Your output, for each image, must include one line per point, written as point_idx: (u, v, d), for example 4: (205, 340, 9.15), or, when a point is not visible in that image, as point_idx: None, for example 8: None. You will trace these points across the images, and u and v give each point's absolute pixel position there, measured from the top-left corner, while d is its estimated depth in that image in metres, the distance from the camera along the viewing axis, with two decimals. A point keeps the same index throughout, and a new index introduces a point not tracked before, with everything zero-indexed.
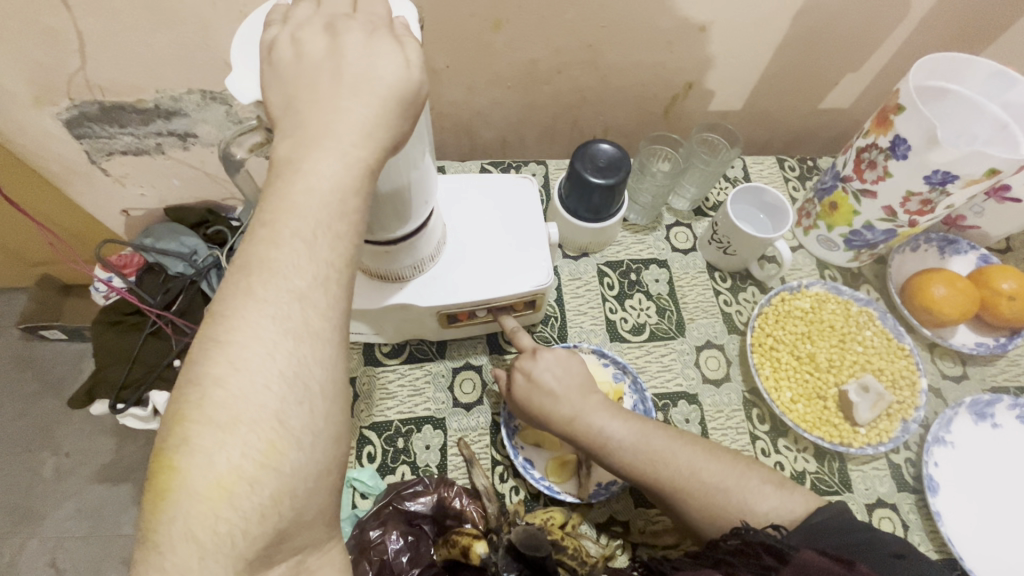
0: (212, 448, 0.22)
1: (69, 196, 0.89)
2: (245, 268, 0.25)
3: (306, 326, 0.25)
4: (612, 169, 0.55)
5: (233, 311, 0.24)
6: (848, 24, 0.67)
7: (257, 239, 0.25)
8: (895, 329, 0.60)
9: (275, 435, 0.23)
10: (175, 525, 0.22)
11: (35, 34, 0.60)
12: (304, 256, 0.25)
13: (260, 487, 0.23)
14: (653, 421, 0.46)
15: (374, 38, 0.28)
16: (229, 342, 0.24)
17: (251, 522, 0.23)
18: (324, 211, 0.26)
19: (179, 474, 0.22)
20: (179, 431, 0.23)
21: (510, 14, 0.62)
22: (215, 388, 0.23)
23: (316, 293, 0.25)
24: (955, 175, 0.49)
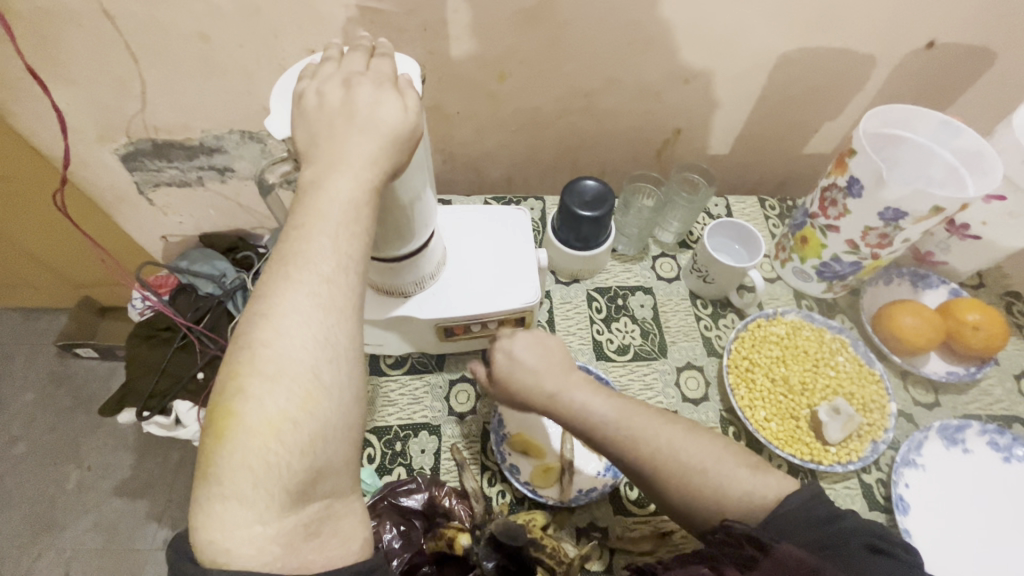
0: (263, 395, 0.32)
1: (117, 223, 0.99)
2: (284, 259, 0.34)
3: (332, 301, 0.34)
4: (597, 203, 0.61)
5: (275, 290, 0.33)
6: (819, 78, 0.74)
7: (292, 237, 0.34)
8: (866, 355, 0.64)
9: (311, 385, 0.33)
10: (234, 457, 0.31)
11: (107, 81, 0.70)
12: (330, 248, 0.34)
13: (301, 427, 0.32)
14: None
15: (381, 90, 0.37)
16: (273, 314, 0.33)
17: (294, 454, 0.32)
18: (343, 216, 0.34)
19: (236, 416, 0.32)
20: (235, 384, 0.32)
21: (512, 69, 0.71)
22: (263, 348, 0.33)
23: (339, 276, 0.34)
24: (904, 212, 0.54)
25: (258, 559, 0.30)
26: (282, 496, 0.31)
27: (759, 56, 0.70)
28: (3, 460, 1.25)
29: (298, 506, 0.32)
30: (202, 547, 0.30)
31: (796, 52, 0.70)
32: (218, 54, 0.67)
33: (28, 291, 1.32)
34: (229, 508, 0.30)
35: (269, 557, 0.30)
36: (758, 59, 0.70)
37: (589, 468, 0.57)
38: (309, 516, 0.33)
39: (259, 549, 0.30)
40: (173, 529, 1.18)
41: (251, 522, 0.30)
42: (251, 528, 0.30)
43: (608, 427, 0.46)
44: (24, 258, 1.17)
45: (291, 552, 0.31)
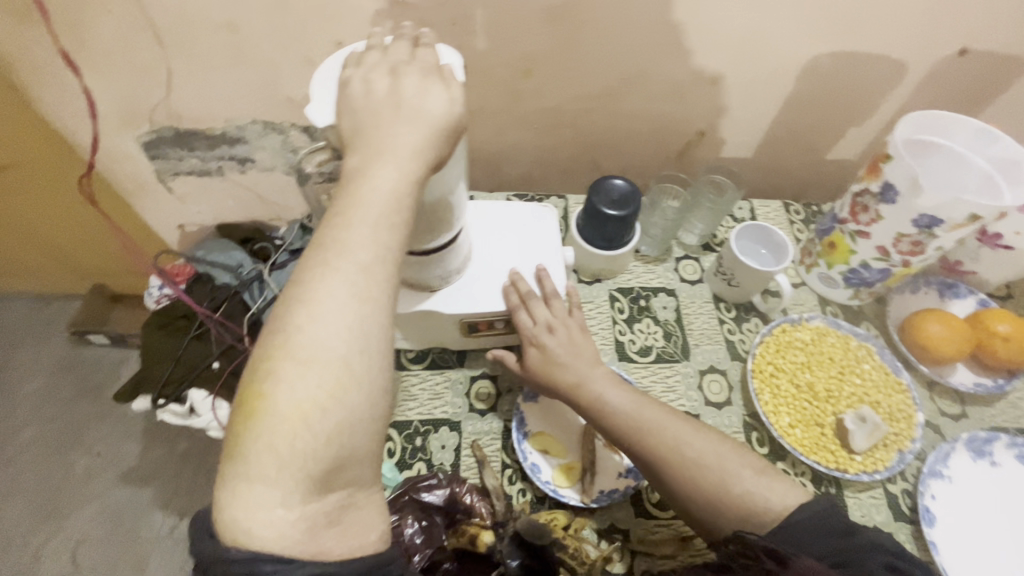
0: (295, 379, 0.31)
1: (135, 211, 0.99)
2: (323, 246, 0.33)
3: (368, 291, 0.33)
4: (624, 203, 0.61)
5: (312, 276, 0.33)
6: (848, 83, 0.73)
7: (332, 224, 0.34)
8: (893, 364, 0.63)
9: (342, 373, 0.32)
10: (262, 439, 0.30)
11: (134, 68, 0.70)
12: (368, 239, 0.33)
13: (329, 414, 0.31)
14: (644, 419, 0.50)
15: (427, 81, 0.36)
16: (309, 300, 0.32)
17: (319, 442, 0.31)
18: (383, 206, 0.34)
19: (266, 398, 0.31)
20: (267, 367, 0.31)
21: (539, 66, 0.70)
22: (296, 333, 0.32)
23: (377, 266, 0.33)
24: (940, 219, 0.53)
25: (278, 543, 0.29)
26: (306, 481, 0.31)
27: (790, 61, 0.70)
28: (12, 443, 1.25)
29: (321, 493, 0.31)
30: (225, 525, 0.30)
31: (826, 57, 0.69)
32: (246, 44, 0.67)
33: (42, 276, 1.32)
34: (259, 494, 0.30)
35: (288, 543, 0.29)
36: (789, 63, 0.70)
37: (611, 470, 0.56)
38: (330, 504, 0.32)
39: (280, 532, 0.29)
40: (181, 518, 1.18)
41: (274, 505, 0.30)
42: (272, 511, 0.30)
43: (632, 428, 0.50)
44: (40, 244, 1.18)
45: (310, 538, 0.30)
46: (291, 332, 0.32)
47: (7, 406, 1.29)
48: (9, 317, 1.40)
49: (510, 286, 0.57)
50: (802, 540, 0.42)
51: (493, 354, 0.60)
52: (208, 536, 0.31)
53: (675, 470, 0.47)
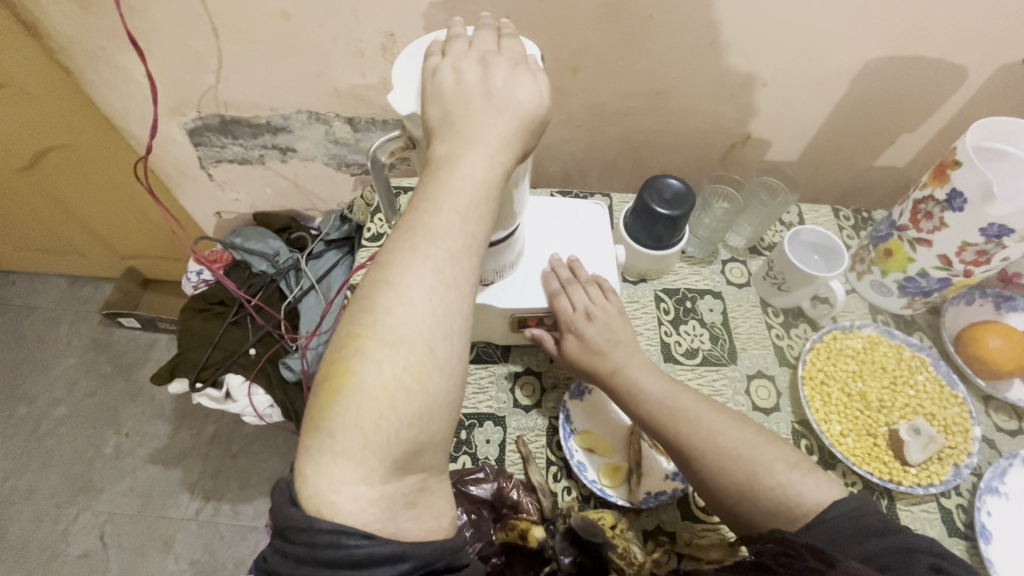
0: (382, 359, 0.31)
1: (176, 196, 1.01)
2: (411, 230, 0.33)
3: (454, 278, 0.33)
4: (676, 202, 0.60)
5: (401, 261, 0.32)
6: (917, 91, 0.68)
7: (421, 210, 0.34)
8: (948, 377, 0.61)
9: (426, 359, 0.31)
10: (349, 416, 0.30)
11: (186, 55, 0.70)
12: (456, 227, 0.33)
13: (413, 397, 0.31)
14: (701, 418, 0.49)
15: (516, 71, 0.36)
16: (397, 284, 0.32)
17: (403, 426, 0.30)
18: (472, 195, 0.34)
19: (355, 375, 0.30)
20: (356, 344, 0.31)
21: (590, 62, 0.67)
22: (386, 315, 0.31)
23: (463, 256, 0.33)
24: (1010, 229, 0.51)
25: (359, 518, 0.29)
26: (388, 461, 0.30)
27: (851, 66, 0.65)
28: (46, 420, 1.28)
29: (399, 474, 0.31)
30: (310, 496, 0.29)
31: (889, 62, 0.64)
32: (297, 32, 0.66)
33: (79, 258, 1.35)
34: (344, 471, 0.29)
35: (369, 518, 0.29)
36: (850, 65, 0.65)
37: (659, 471, 0.55)
38: (408, 486, 0.31)
39: (361, 508, 0.29)
40: (205, 501, 1.19)
41: (357, 481, 0.29)
42: (355, 486, 0.29)
43: (694, 423, 0.48)
44: (79, 226, 1.20)
45: (390, 517, 0.30)
46: (377, 313, 0.32)
47: (41, 384, 1.32)
48: (46, 297, 1.43)
49: (550, 271, 0.57)
50: (852, 538, 0.39)
51: (532, 333, 0.59)
52: (290, 505, 0.30)
53: (743, 465, 0.45)
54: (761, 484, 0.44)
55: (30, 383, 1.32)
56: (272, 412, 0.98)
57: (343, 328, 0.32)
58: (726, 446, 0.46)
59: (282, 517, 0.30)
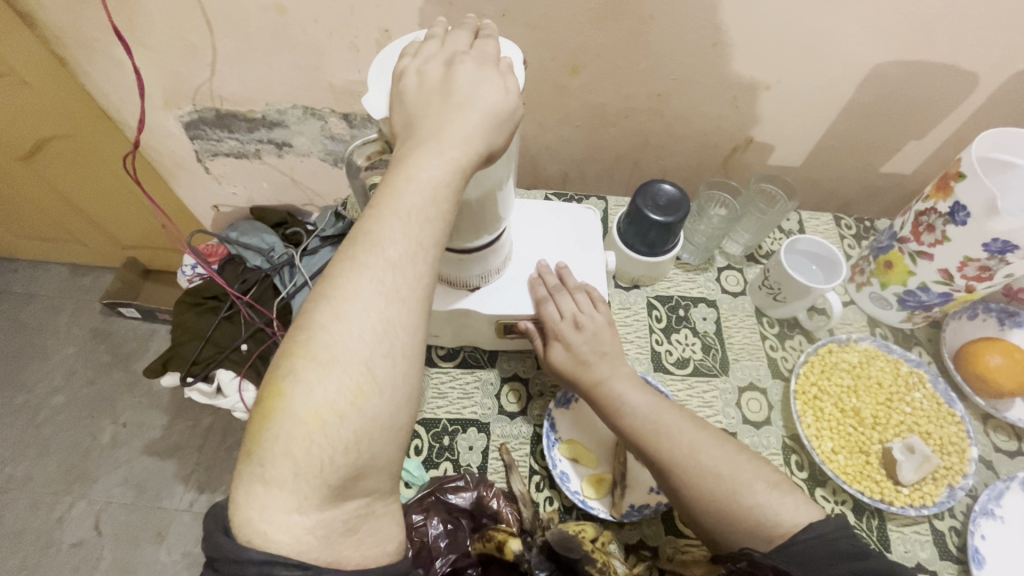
0: (314, 382, 0.30)
1: (172, 188, 1.00)
2: (354, 240, 0.33)
3: (397, 290, 0.32)
4: (671, 208, 0.58)
5: (345, 274, 0.32)
6: (927, 98, 0.66)
7: (368, 217, 0.33)
8: (946, 395, 0.59)
9: (362, 379, 0.30)
10: (278, 442, 0.29)
11: (178, 48, 0.69)
12: (400, 233, 0.32)
13: (347, 422, 0.30)
14: (674, 435, 0.47)
15: (482, 70, 0.35)
16: (337, 298, 0.31)
17: (337, 451, 0.30)
18: (420, 197, 0.32)
19: (284, 399, 0.30)
20: (288, 365, 0.31)
21: (588, 62, 0.65)
22: (320, 332, 0.31)
23: (408, 265, 0.32)
24: (1014, 246, 0.49)
25: (293, 547, 0.28)
26: (323, 489, 0.29)
27: (859, 70, 0.63)
28: (45, 408, 1.29)
29: (339, 500, 0.30)
30: (241, 525, 0.29)
31: (904, 65, 0.61)
32: (290, 27, 0.65)
33: (79, 247, 1.35)
34: (279, 498, 0.29)
35: (304, 547, 0.29)
36: (858, 70, 0.62)
37: (643, 484, 0.54)
38: (349, 512, 0.31)
39: (296, 537, 0.29)
40: (199, 493, 1.19)
41: (290, 509, 0.29)
42: (288, 515, 0.29)
43: (667, 440, 0.47)
44: (79, 215, 1.20)
45: (327, 546, 0.29)
46: (315, 330, 0.31)
47: (41, 371, 1.33)
48: (47, 285, 1.44)
49: (538, 278, 0.56)
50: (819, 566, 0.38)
51: (524, 325, 0.56)
52: (222, 534, 0.29)
53: (720, 485, 0.44)
54: (740, 504, 0.43)
55: (30, 370, 1.33)
56: None
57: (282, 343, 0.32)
58: (710, 463, 0.45)
59: (212, 546, 0.29)
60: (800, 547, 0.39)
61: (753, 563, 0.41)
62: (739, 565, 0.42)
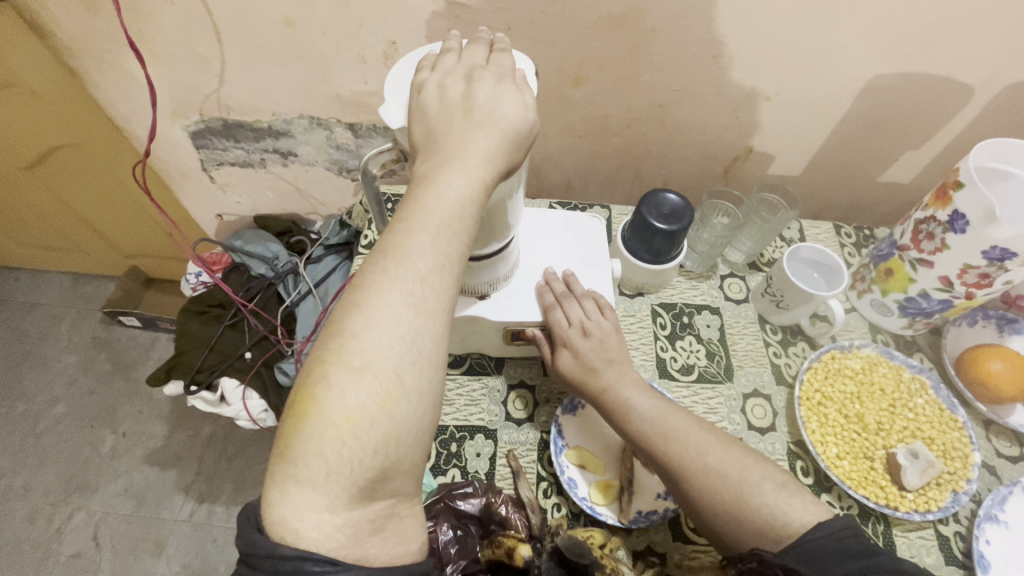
0: (345, 387, 0.30)
1: (177, 197, 1.01)
2: (383, 252, 0.33)
3: (424, 300, 0.33)
4: (675, 217, 0.58)
5: (373, 284, 0.33)
6: (923, 110, 0.67)
7: (395, 231, 0.34)
8: (948, 401, 0.60)
9: (392, 386, 0.31)
10: (311, 444, 0.30)
11: (188, 59, 0.70)
12: (428, 247, 0.33)
13: (377, 426, 0.30)
14: (687, 440, 0.48)
15: (500, 85, 0.36)
16: (366, 307, 0.32)
17: (367, 453, 0.30)
18: (447, 212, 0.33)
19: (317, 403, 0.30)
20: (321, 370, 0.31)
21: (592, 73, 0.67)
22: (351, 339, 0.31)
23: (434, 277, 0.33)
24: (1013, 253, 0.50)
25: (323, 545, 0.29)
26: (351, 488, 0.30)
27: (857, 82, 0.64)
28: (45, 418, 1.28)
29: (366, 500, 0.31)
30: (274, 522, 0.29)
31: (901, 77, 0.63)
32: (299, 39, 0.66)
33: (82, 256, 1.36)
34: (310, 498, 0.29)
35: (333, 544, 0.29)
36: (856, 81, 0.64)
37: (650, 490, 0.53)
38: (375, 512, 0.31)
39: (326, 535, 0.29)
40: (199, 503, 1.18)
41: (321, 507, 0.29)
42: (319, 514, 0.29)
43: (680, 444, 0.48)
44: (82, 225, 1.20)
45: (355, 544, 0.29)
46: (347, 339, 0.32)
47: (41, 381, 1.32)
48: (48, 294, 1.44)
49: (545, 285, 0.56)
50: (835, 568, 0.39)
51: (531, 332, 0.57)
52: (255, 531, 0.30)
53: (732, 488, 0.44)
54: (746, 504, 0.43)
55: (30, 380, 1.32)
56: (266, 416, 0.99)
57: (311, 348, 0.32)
58: (716, 466, 0.46)
59: (243, 546, 0.29)
60: (809, 545, 0.40)
61: (762, 562, 0.41)
62: (749, 566, 0.42)
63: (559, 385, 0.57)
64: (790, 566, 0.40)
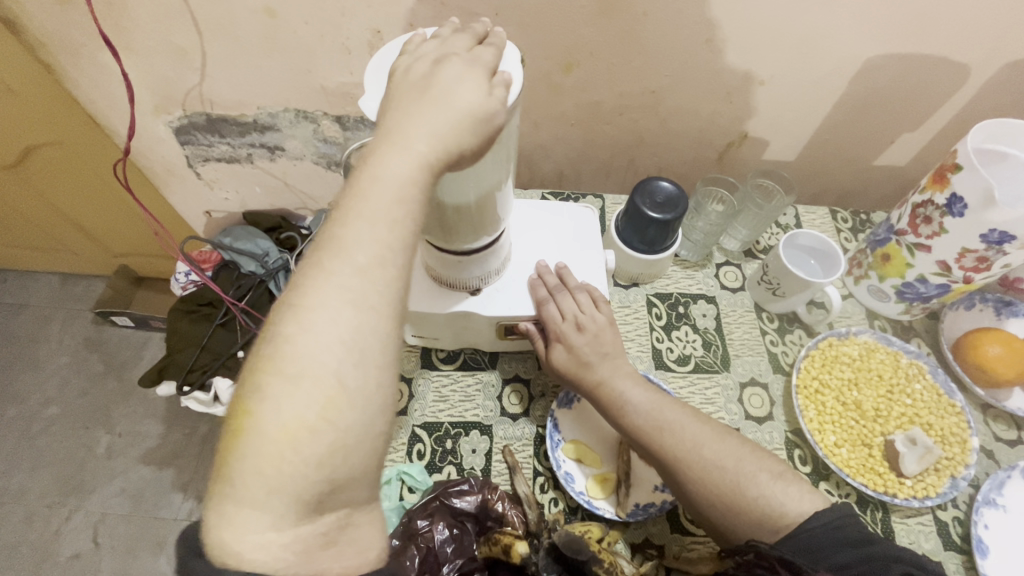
0: (281, 398, 0.30)
1: (164, 194, 0.99)
2: (321, 247, 0.32)
3: (366, 298, 0.31)
4: (669, 205, 0.57)
5: (308, 283, 0.31)
6: (920, 92, 0.66)
7: (336, 224, 0.32)
8: (946, 385, 0.60)
9: (332, 392, 0.30)
10: (247, 463, 0.29)
11: (168, 53, 0.68)
12: (366, 239, 0.32)
13: (319, 436, 0.30)
14: (682, 433, 0.47)
15: (478, 74, 0.35)
16: (306, 308, 0.31)
17: (311, 468, 0.30)
18: (388, 202, 0.32)
19: (253, 417, 0.30)
20: (254, 382, 0.30)
21: (583, 59, 0.65)
22: (285, 345, 0.30)
23: (375, 270, 0.32)
24: (1011, 236, 0.50)
25: (269, 565, 0.29)
26: (297, 505, 0.30)
27: (853, 64, 0.63)
28: (39, 419, 1.27)
29: (314, 515, 0.31)
30: (213, 548, 0.29)
31: (897, 58, 0.61)
32: (281, 30, 0.64)
33: (72, 256, 1.34)
34: (252, 519, 0.29)
35: (281, 564, 0.29)
36: (853, 63, 0.62)
37: (648, 483, 0.54)
38: (325, 526, 0.31)
39: (272, 555, 0.29)
40: (198, 501, 1.17)
41: (265, 528, 0.29)
42: (263, 534, 0.29)
43: (672, 435, 0.47)
44: (69, 224, 1.18)
45: (305, 559, 0.30)
46: (302, 349, 0.30)
47: (33, 383, 1.31)
48: (37, 295, 1.42)
49: (537, 278, 0.55)
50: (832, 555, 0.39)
51: (524, 327, 0.56)
52: (194, 557, 0.30)
53: (729, 479, 0.44)
54: (745, 497, 0.43)
55: (22, 382, 1.31)
56: None
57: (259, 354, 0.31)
58: (713, 458, 0.45)
59: (185, 568, 0.30)
60: (805, 536, 0.39)
61: (759, 555, 0.40)
62: (746, 558, 0.41)
63: (554, 378, 0.56)
64: (787, 557, 0.39)
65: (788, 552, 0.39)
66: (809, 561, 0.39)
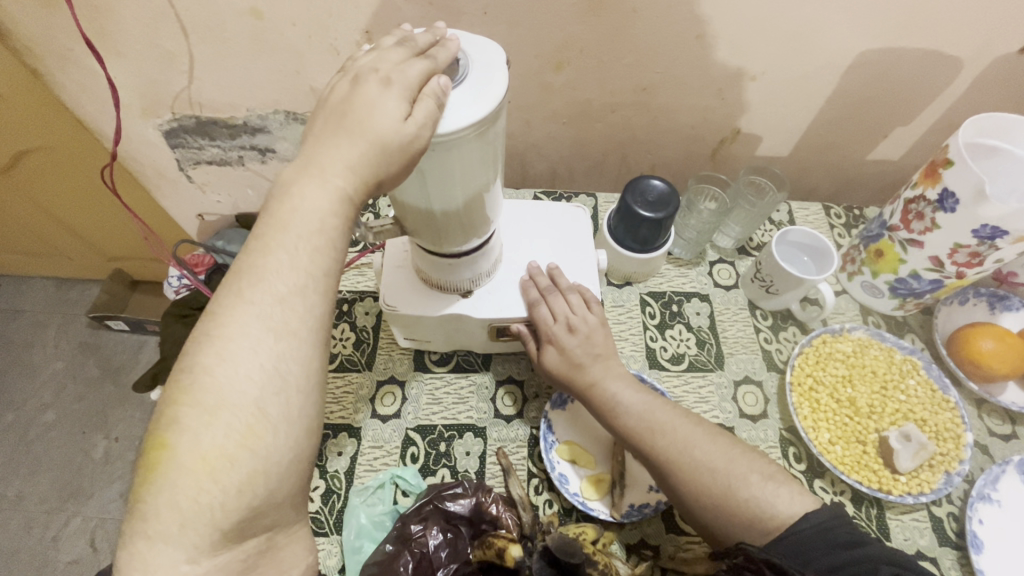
0: (199, 428, 0.30)
1: (155, 198, 0.98)
2: (238, 273, 0.32)
3: (285, 325, 0.32)
4: (660, 205, 0.57)
5: (228, 311, 0.31)
6: (914, 85, 0.65)
7: (251, 252, 0.33)
8: (940, 381, 0.60)
9: (253, 420, 0.30)
10: (164, 495, 0.29)
11: (155, 56, 0.67)
12: (286, 266, 0.32)
13: (238, 465, 0.30)
14: (671, 434, 0.47)
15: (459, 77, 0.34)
16: (219, 338, 0.31)
17: (229, 495, 0.29)
18: (304, 229, 0.33)
19: (169, 450, 0.29)
20: (172, 414, 0.30)
21: (573, 57, 0.64)
22: (203, 375, 0.30)
23: (295, 298, 0.32)
24: (1003, 231, 0.49)
25: None
26: (214, 535, 0.29)
27: (846, 59, 0.62)
28: (35, 425, 1.27)
29: (237, 542, 0.30)
30: None
31: (890, 52, 0.61)
32: (269, 30, 0.63)
33: (65, 260, 1.33)
34: (165, 553, 0.28)
35: None
36: (846, 57, 0.62)
37: (642, 483, 0.53)
38: (247, 551, 0.31)
39: None
40: None
41: (179, 560, 0.28)
42: (176, 567, 0.28)
43: (659, 437, 0.47)
44: (62, 228, 1.17)
45: None
46: (241, 372, 0.31)
47: (29, 388, 1.30)
48: (31, 301, 1.41)
49: (529, 279, 0.55)
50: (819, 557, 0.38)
51: (516, 328, 0.55)
52: None
53: (720, 481, 0.44)
54: (735, 498, 0.42)
55: (17, 388, 1.30)
56: None
57: (195, 373, 0.30)
58: (704, 458, 0.45)
59: None
60: (794, 537, 0.39)
61: (747, 558, 0.40)
62: (734, 561, 0.41)
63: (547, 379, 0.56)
64: (775, 561, 0.39)
65: (775, 555, 0.39)
66: (796, 564, 0.39)
